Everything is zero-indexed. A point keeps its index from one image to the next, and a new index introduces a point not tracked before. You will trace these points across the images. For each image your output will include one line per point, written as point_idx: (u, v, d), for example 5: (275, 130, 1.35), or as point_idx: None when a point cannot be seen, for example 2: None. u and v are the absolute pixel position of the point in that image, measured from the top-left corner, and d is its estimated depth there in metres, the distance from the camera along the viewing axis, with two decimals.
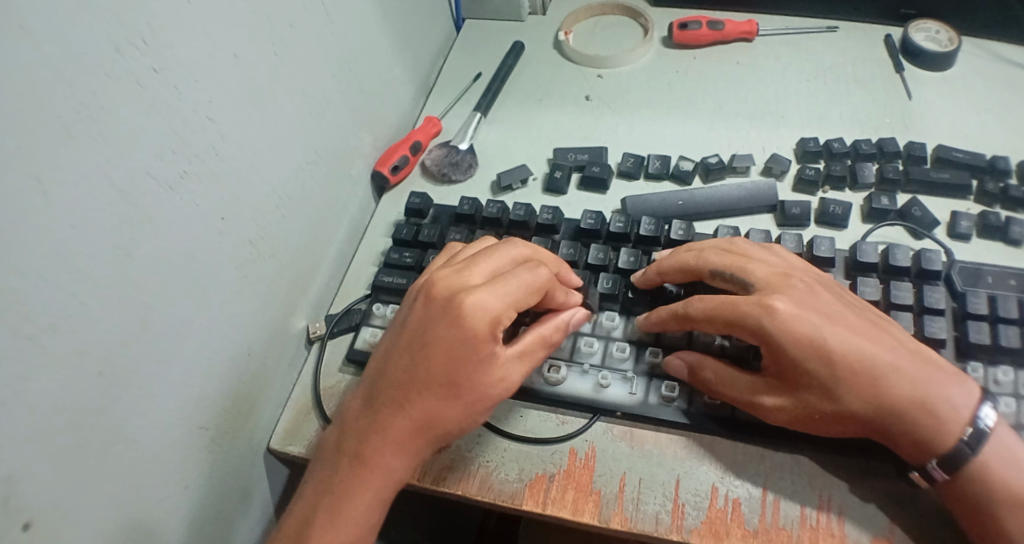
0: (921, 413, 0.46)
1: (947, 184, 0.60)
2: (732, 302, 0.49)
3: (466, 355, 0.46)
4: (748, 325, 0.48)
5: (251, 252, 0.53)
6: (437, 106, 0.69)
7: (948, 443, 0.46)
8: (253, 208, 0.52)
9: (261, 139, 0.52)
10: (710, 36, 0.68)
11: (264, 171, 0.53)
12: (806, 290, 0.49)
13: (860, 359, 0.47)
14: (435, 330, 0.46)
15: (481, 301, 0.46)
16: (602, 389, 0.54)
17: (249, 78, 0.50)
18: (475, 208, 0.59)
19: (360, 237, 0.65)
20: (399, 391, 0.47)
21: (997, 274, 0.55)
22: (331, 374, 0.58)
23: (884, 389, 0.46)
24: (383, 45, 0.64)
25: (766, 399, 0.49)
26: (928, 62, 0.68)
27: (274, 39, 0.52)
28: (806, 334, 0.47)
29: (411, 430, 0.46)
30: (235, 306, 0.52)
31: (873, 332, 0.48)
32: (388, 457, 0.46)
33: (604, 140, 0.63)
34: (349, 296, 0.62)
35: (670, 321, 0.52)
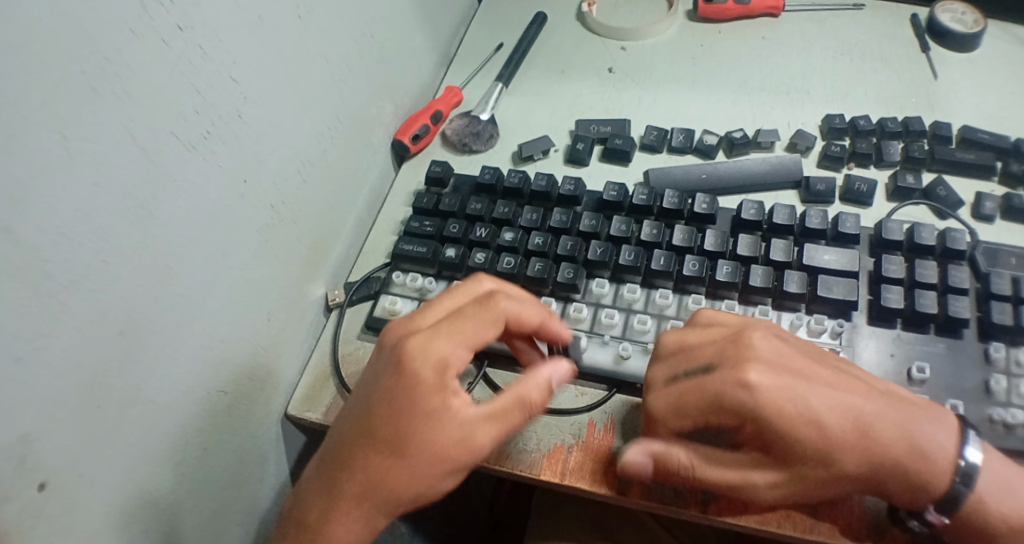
0: (911, 458, 0.44)
1: (973, 164, 0.59)
2: (710, 389, 0.46)
3: (411, 410, 0.43)
4: (726, 400, 0.45)
5: (271, 217, 0.52)
6: (458, 76, 0.69)
7: (940, 484, 0.45)
8: (274, 172, 0.52)
9: (282, 104, 0.51)
10: (735, 10, 0.68)
11: (285, 135, 0.52)
12: (772, 351, 0.46)
13: (837, 427, 0.45)
14: (380, 387, 0.44)
15: (421, 349, 0.44)
16: (622, 361, 0.53)
17: (272, 41, 0.50)
18: (497, 178, 0.59)
19: (379, 206, 0.64)
20: (347, 451, 0.45)
21: (1021, 256, 0.55)
22: (349, 340, 0.58)
23: (873, 443, 0.44)
24: (405, 12, 0.63)
25: (759, 476, 0.46)
26: (954, 42, 0.67)
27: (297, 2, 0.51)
28: (785, 402, 0.44)
29: (361, 498, 0.44)
30: (255, 271, 0.51)
31: (843, 383, 0.46)
32: (347, 524, 0.44)
33: (627, 113, 0.63)
34: (368, 264, 0.61)
35: (644, 418, 0.49)
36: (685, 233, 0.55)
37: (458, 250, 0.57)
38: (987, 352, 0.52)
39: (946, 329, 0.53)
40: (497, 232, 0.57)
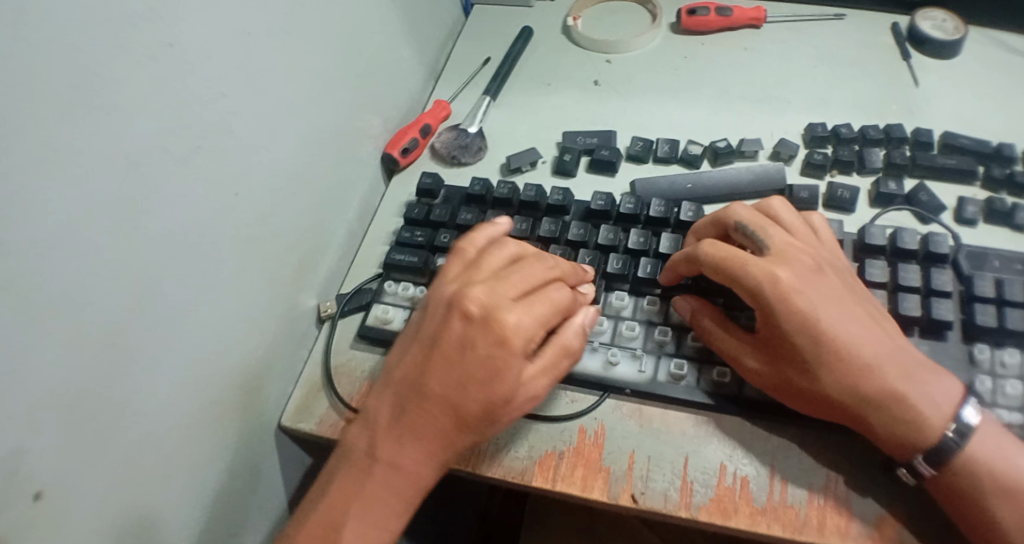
0: (899, 406, 0.47)
1: (954, 169, 0.60)
2: (741, 258, 0.50)
3: (505, 377, 0.46)
4: (747, 285, 0.49)
5: (262, 228, 0.53)
6: (445, 91, 0.69)
7: (919, 441, 0.47)
8: (263, 184, 0.53)
9: (270, 118, 0.52)
10: (717, 22, 0.68)
11: (274, 150, 0.53)
12: (814, 268, 0.50)
13: (847, 342, 0.48)
14: (475, 354, 0.46)
15: (521, 320, 0.47)
16: (611, 368, 0.54)
17: (259, 56, 0.51)
18: (486, 189, 0.60)
19: (369, 217, 0.65)
20: (434, 406, 0.47)
21: (1004, 258, 0.56)
22: (343, 351, 0.59)
23: (869, 379, 0.47)
24: (390, 28, 0.64)
25: (749, 361, 0.51)
26: (934, 50, 0.68)
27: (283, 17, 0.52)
28: (803, 307, 0.48)
29: (439, 444, 0.47)
30: (246, 282, 0.52)
31: (869, 325, 0.49)
32: (423, 465, 0.47)
33: (613, 124, 0.63)
34: (360, 275, 0.62)
35: (680, 264, 0.53)
36: (671, 241, 0.56)
37: (449, 260, 0.58)
38: (971, 354, 0.52)
39: (931, 331, 0.53)
40: None
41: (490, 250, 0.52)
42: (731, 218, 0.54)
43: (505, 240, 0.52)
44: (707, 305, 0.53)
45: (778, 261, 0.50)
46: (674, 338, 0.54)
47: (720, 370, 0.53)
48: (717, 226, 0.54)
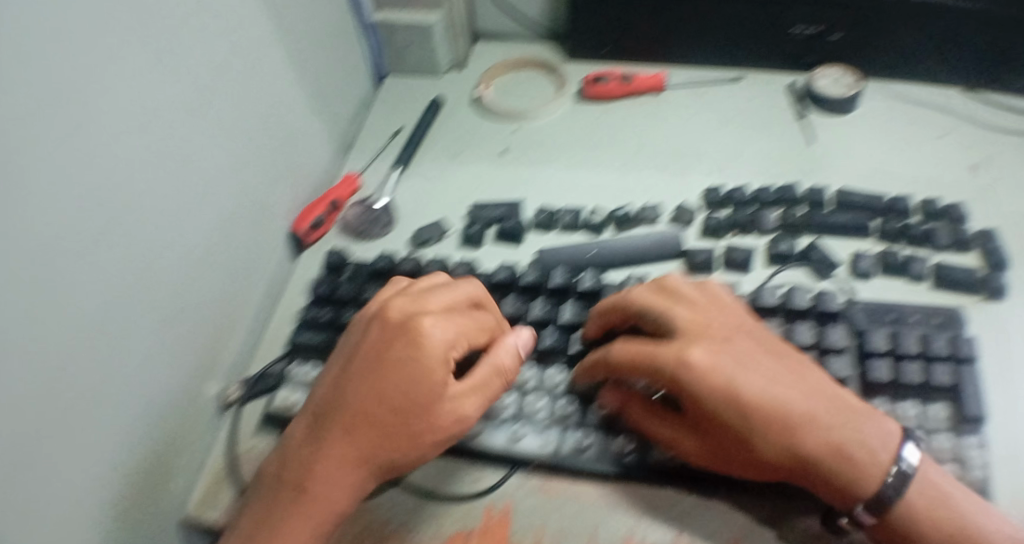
0: (835, 459, 0.47)
1: (848, 225, 0.62)
2: (648, 352, 0.51)
3: (421, 383, 0.48)
4: (665, 374, 0.50)
5: (168, 313, 0.53)
6: (357, 163, 0.70)
7: (866, 486, 0.47)
8: (169, 270, 0.52)
9: (177, 201, 0.52)
10: (619, 88, 0.70)
11: (181, 231, 0.53)
12: (721, 340, 0.51)
13: (769, 407, 0.49)
14: (392, 356, 0.49)
15: (437, 328, 0.50)
16: (516, 442, 0.54)
17: (166, 144, 0.51)
18: (391, 263, 0.60)
19: (279, 292, 0.66)
20: (347, 416, 0.48)
21: (898, 311, 0.58)
22: (248, 437, 0.58)
23: (798, 439, 0.48)
24: (299, 105, 0.65)
25: (688, 443, 0.51)
26: (829, 106, 0.71)
27: (191, 104, 0.53)
28: (720, 384, 0.49)
29: (352, 457, 0.48)
30: (151, 368, 0.52)
31: (787, 380, 0.50)
32: (335, 479, 0.48)
33: (520, 194, 0.65)
34: (267, 356, 0.62)
35: (595, 366, 0.54)
36: (575, 310, 0.57)
37: None
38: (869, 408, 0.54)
39: None
40: None
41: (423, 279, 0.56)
42: (632, 306, 0.54)
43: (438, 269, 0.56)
44: (636, 393, 0.54)
45: (689, 342, 0.51)
46: (578, 409, 0.55)
47: (622, 440, 0.53)
48: (621, 313, 0.54)
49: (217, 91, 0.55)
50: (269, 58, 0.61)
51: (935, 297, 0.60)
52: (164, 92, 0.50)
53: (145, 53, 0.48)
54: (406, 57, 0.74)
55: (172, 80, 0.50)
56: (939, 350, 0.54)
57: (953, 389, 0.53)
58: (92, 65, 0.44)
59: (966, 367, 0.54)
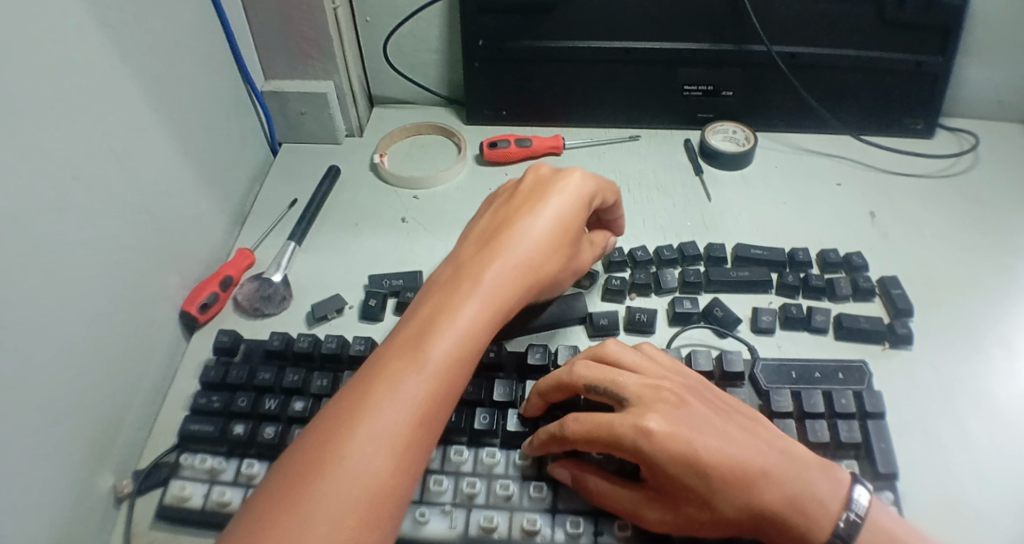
0: (794, 511, 0.48)
1: (748, 281, 0.63)
2: (606, 423, 0.49)
3: (541, 249, 0.53)
4: (626, 447, 0.49)
5: (43, 418, 0.48)
6: (252, 235, 0.67)
7: (823, 534, 0.48)
8: (43, 373, 0.48)
9: (53, 299, 0.48)
10: (520, 152, 0.69)
11: (58, 330, 0.49)
12: (677, 403, 0.50)
13: (732, 467, 0.48)
14: (533, 224, 0.54)
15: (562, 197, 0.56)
16: (421, 526, 0.52)
17: (36, 238, 0.47)
18: (285, 343, 0.57)
19: (169, 380, 0.61)
20: (470, 283, 0.51)
21: (801, 367, 0.58)
22: (143, 532, 0.54)
23: (759, 496, 0.48)
24: (188, 180, 0.62)
25: (648, 512, 0.50)
26: (725, 162, 0.72)
27: (66, 192, 0.49)
28: (683, 450, 0.48)
29: (482, 315, 0.49)
30: (24, 481, 0.47)
31: (743, 438, 0.50)
32: (453, 347, 0.47)
33: (421, 263, 0.63)
34: (158, 447, 0.58)
35: (550, 442, 0.52)
36: (503, 388, 0.56)
37: (247, 426, 0.55)
38: None
39: None
40: (288, 403, 0.55)
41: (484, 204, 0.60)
42: (579, 379, 0.52)
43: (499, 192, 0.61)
44: (587, 466, 0.52)
45: (644, 410, 0.50)
46: (484, 488, 0.53)
47: (529, 517, 0.52)
48: (565, 386, 0.53)
49: (94, 176, 0.52)
50: (150, 135, 0.57)
51: (839, 347, 0.61)
52: (34, 183, 0.46)
53: (12, 144, 0.44)
54: (302, 123, 0.73)
55: (43, 168, 0.47)
56: (844, 407, 0.55)
57: (861, 445, 0.54)
58: None
59: (871, 421, 0.55)
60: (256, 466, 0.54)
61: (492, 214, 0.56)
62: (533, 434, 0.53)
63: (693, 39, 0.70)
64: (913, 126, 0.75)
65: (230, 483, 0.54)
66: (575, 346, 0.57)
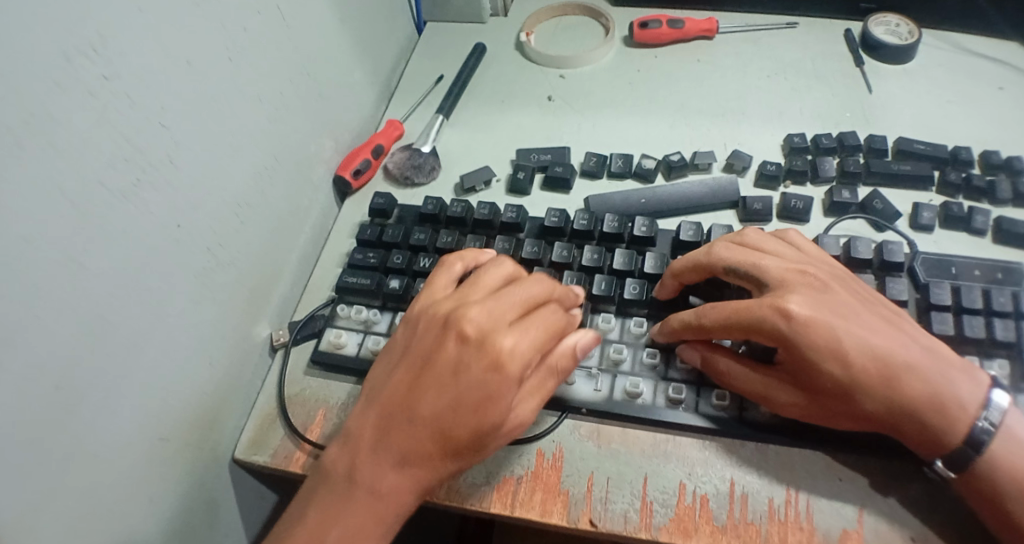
0: (931, 410, 0.47)
1: (910, 176, 0.60)
2: (745, 307, 0.49)
3: (496, 404, 0.44)
4: (764, 329, 0.48)
5: (210, 258, 0.51)
6: (400, 109, 0.68)
7: (957, 438, 0.47)
8: (207, 217, 0.51)
9: (220, 148, 0.51)
10: (670, 34, 0.68)
11: (224, 179, 0.52)
12: (822, 288, 0.49)
13: (877, 357, 0.47)
14: (469, 379, 0.44)
15: (516, 345, 0.45)
16: (567, 387, 0.53)
17: (206, 87, 0.49)
18: (439, 207, 0.59)
19: (322, 240, 0.64)
20: (424, 433, 0.45)
21: (962, 265, 0.56)
22: (297, 379, 0.58)
23: (896, 389, 0.47)
24: (343, 48, 0.63)
25: (781, 397, 0.49)
26: (887, 55, 0.68)
27: (226, 44, 0.50)
28: (825, 336, 0.47)
29: (424, 463, 0.45)
30: (197, 315, 0.51)
31: (888, 331, 0.48)
32: (404, 488, 0.46)
33: (568, 141, 0.63)
34: (313, 302, 0.61)
35: (683, 326, 0.51)
36: (656, 260, 0.55)
37: (402, 281, 0.56)
38: None
39: None
40: (441, 262, 0.57)
41: (488, 272, 0.50)
42: (716, 263, 0.52)
43: (502, 258, 0.51)
44: (719, 347, 0.52)
45: (785, 294, 0.49)
46: (629, 355, 0.54)
47: (675, 387, 0.52)
48: (703, 271, 0.52)
49: (257, 33, 0.53)
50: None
51: (996, 251, 0.58)
52: (202, 33, 0.48)
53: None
54: (449, 1, 0.72)
55: (207, 16, 0.48)
56: (1002, 306, 0.52)
57: (1014, 345, 0.51)
58: (122, 9, 0.42)
59: None
60: None
61: (456, 305, 0.48)
62: (663, 321, 0.53)
63: None
64: None
65: (384, 333, 0.57)
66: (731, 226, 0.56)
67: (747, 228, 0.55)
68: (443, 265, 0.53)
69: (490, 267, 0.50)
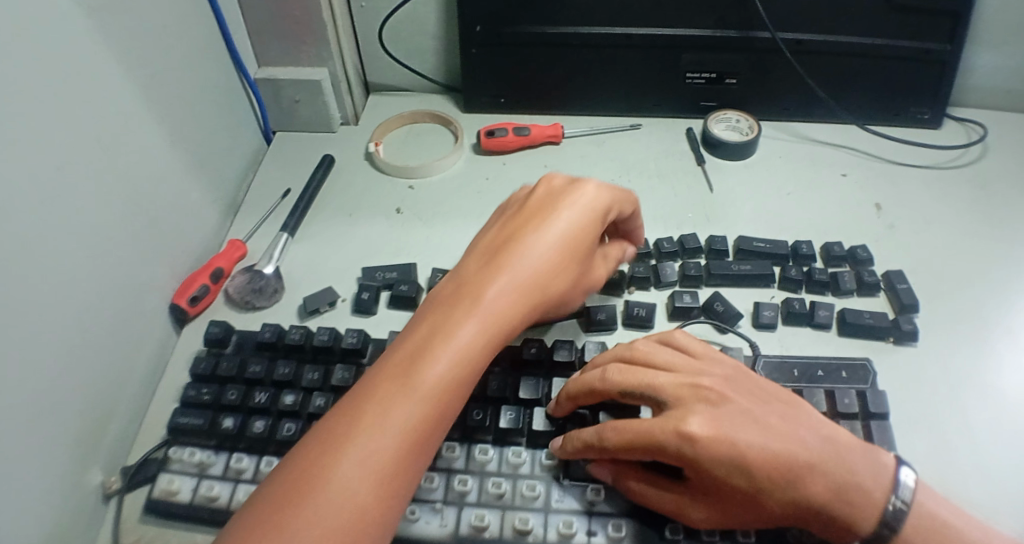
0: (840, 503, 0.46)
1: (749, 275, 0.61)
2: (645, 432, 0.47)
3: (518, 284, 0.50)
4: (667, 454, 0.47)
5: (29, 410, 0.47)
6: (244, 226, 0.66)
7: (870, 523, 0.46)
8: (24, 368, 0.46)
9: (39, 293, 0.47)
10: (517, 141, 0.69)
11: (45, 324, 0.47)
12: (717, 401, 0.48)
13: (781, 464, 0.46)
14: (505, 266, 0.51)
15: (557, 223, 0.53)
16: (410, 525, 0.51)
17: (22, 229, 0.45)
18: (277, 335, 0.56)
19: (158, 374, 0.60)
20: (446, 333, 0.47)
21: (802, 366, 0.56)
22: (131, 530, 0.53)
23: (803, 490, 0.46)
24: (180, 170, 0.61)
25: (692, 511, 0.48)
26: (727, 152, 0.71)
27: (48, 180, 0.47)
28: (726, 456, 0.46)
29: (427, 385, 0.45)
30: (11, 478, 0.46)
31: (787, 431, 0.47)
32: (400, 404, 0.44)
33: (416, 255, 0.62)
34: (146, 444, 0.57)
35: (587, 449, 0.50)
36: (499, 381, 0.54)
37: (237, 419, 0.53)
38: None
39: None
40: (278, 396, 0.54)
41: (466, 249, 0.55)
42: (610, 384, 0.50)
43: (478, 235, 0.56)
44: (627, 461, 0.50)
45: (683, 413, 0.48)
46: (475, 485, 0.52)
47: (522, 516, 0.50)
48: (597, 393, 0.50)
49: (82, 166, 0.50)
50: (139, 121, 0.56)
51: (843, 343, 0.59)
52: (20, 174, 0.45)
53: None
54: (296, 112, 0.72)
55: (23, 152, 0.45)
56: (847, 407, 0.53)
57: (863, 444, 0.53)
58: None
59: (875, 421, 0.54)
60: (245, 460, 0.52)
61: (470, 257, 0.53)
62: (564, 437, 0.51)
63: (695, 25, 0.68)
64: (921, 116, 0.73)
65: (219, 477, 0.53)
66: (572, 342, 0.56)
67: (637, 337, 0.54)
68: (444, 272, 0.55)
69: (479, 234, 0.55)
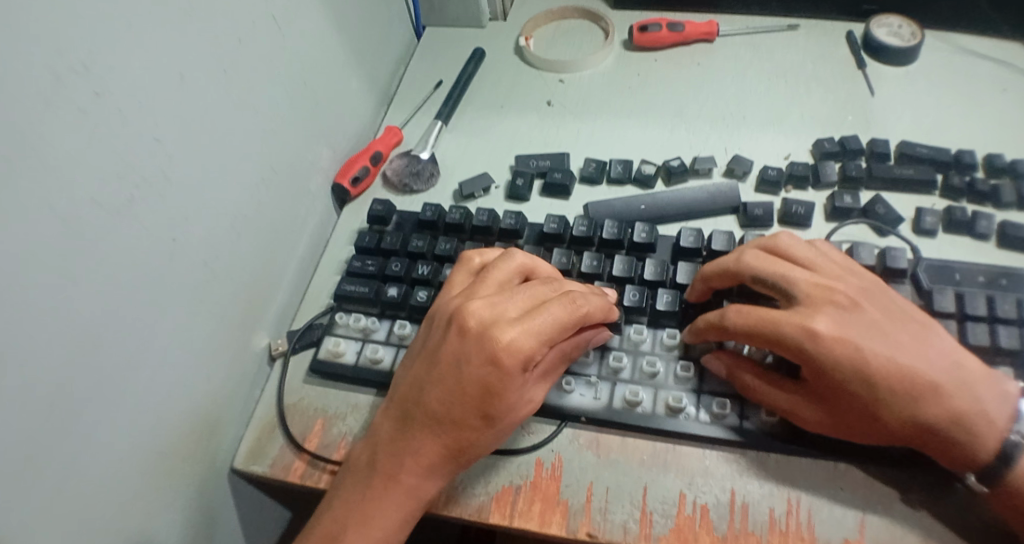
0: (958, 429, 0.46)
1: (912, 180, 0.59)
2: (772, 320, 0.48)
3: (498, 395, 0.45)
4: (788, 345, 0.47)
5: (207, 270, 0.51)
6: (398, 116, 0.69)
7: (988, 453, 0.46)
8: (205, 228, 0.50)
9: (217, 161, 0.51)
10: (669, 38, 0.69)
11: (222, 190, 0.51)
12: (850, 306, 0.48)
13: (903, 376, 0.46)
14: (472, 371, 0.45)
15: (511, 340, 0.45)
16: (565, 395, 0.53)
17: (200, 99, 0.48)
18: (437, 214, 0.59)
19: (320, 250, 0.64)
20: (443, 432, 0.47)
21: (965, 271, 0.54)
22: (295, 389, 0.57)
23: (920, 408, 0.46)
24: (342, 58, 0.64)
25: (806, 412, 0.48)
26: (890, 57, 0.68)
27: (223, 55, 0.50)
28: (849, 355, 0.46)
29: (436, 453, 0.47)
30: (194, 326, 0.51)
31: (915, 347, 0.47)
32: (421, 480, 0.47)
33: (566, 146, 0.63)
34: (310, 311, 0.61)
35: (707, 330, 0.50)
36: (655, 266, 0.55)
37: (401, 288, 0.56)
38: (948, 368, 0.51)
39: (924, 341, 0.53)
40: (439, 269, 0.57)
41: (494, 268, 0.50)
42: (746, 271, 0.51)
43: (512, 252, 0.52)
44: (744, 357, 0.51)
45: (811, 312, 0.48)
46: (629, 363, 0.53)
47: (674, 395, 0.52)
48: (730, 278, 0.51)
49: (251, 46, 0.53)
50: (304, 6, 0.58)
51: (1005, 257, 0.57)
52: (198, 47, 0.48)
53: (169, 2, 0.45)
54: (446, 7, 0.73)
55: (200, 26, 0.48)
56: (1007, 312, 0.51)
57: (1018, 354, 0.50)
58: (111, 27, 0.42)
59: None
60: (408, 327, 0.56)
61: (466, 297, 0.49)
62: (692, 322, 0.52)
63: None
64: None
65: (382, 342, 0.56)
66: (730, 233, 0.56)
67: (780, 230, 0.54)
68: (462, 261, 0.53)
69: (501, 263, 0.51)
